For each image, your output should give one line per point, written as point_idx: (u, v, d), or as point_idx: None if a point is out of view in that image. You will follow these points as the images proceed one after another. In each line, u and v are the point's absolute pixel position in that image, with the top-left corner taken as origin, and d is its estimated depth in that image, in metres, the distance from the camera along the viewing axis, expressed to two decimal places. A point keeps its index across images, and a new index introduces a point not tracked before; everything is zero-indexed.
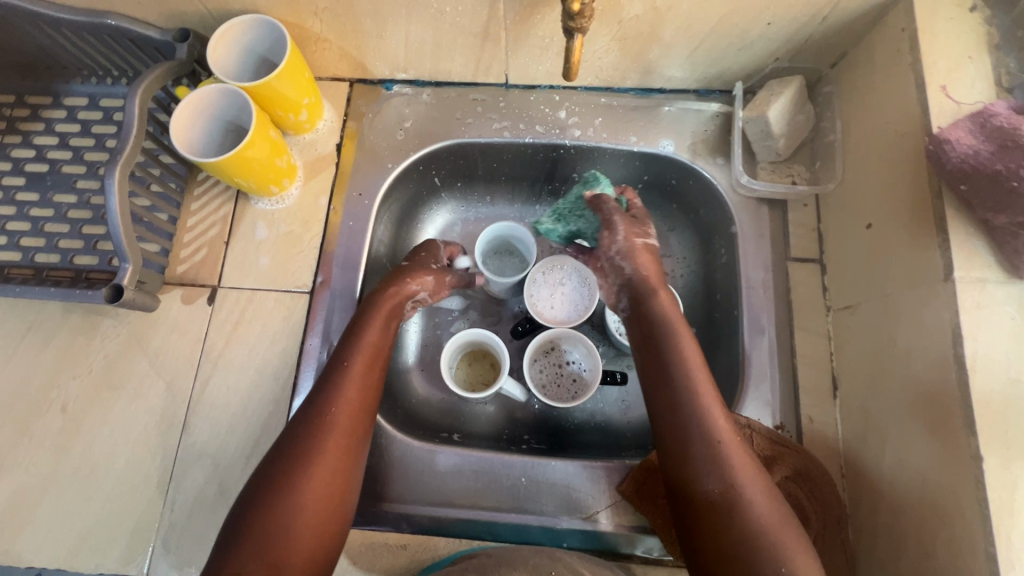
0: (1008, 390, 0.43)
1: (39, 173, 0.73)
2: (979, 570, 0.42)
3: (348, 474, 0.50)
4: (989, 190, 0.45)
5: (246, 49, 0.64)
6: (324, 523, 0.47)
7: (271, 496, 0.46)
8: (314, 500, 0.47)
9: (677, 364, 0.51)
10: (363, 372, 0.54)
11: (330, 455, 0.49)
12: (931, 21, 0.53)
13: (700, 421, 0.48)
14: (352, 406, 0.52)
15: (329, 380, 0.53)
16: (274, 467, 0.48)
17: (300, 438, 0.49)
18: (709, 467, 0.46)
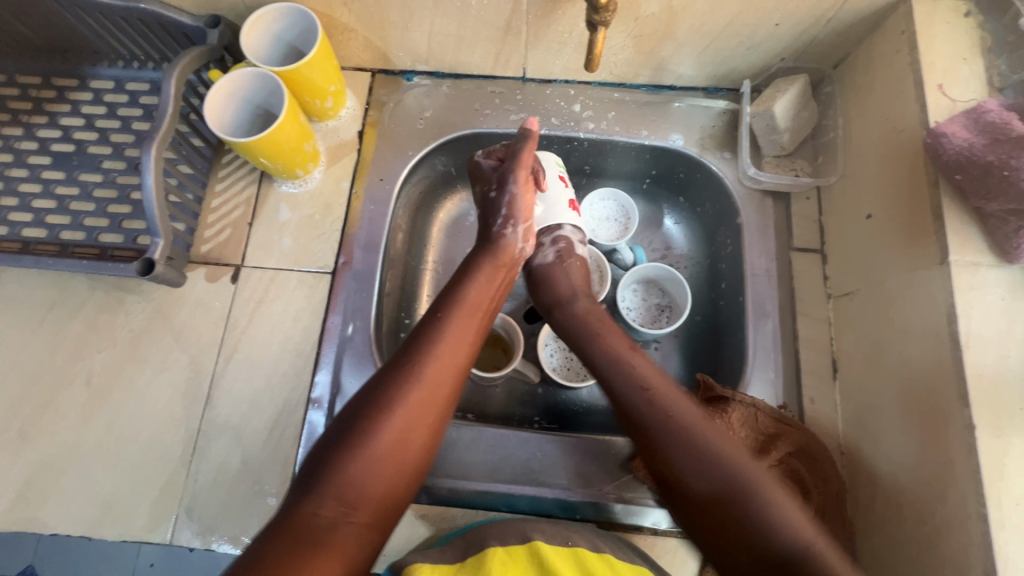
0: (998, 364, 0.47)
1: (65, 153, 0.74)
2: (971, 531, 0.45)
3: (434, 428, 0.52)
4: (981, 179, 0.49)
5: (276, 37, 0.67)
6: (402, 469, 0.50)
7: (361, 433, 0.48)
8: (394, 444, 0.49)
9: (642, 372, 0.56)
10: (462, 335, 0.55)
11: (418, 407, 0.51)
12: (929, 25, 0.56)
13: (672, 413, 0.53)
14: (452, 366, 0.53)
15: (428, 334, 0.54)
16: (368, 405, 0.50)
17: (395, 383, 0.51)
18: (687, 460, 0.51)
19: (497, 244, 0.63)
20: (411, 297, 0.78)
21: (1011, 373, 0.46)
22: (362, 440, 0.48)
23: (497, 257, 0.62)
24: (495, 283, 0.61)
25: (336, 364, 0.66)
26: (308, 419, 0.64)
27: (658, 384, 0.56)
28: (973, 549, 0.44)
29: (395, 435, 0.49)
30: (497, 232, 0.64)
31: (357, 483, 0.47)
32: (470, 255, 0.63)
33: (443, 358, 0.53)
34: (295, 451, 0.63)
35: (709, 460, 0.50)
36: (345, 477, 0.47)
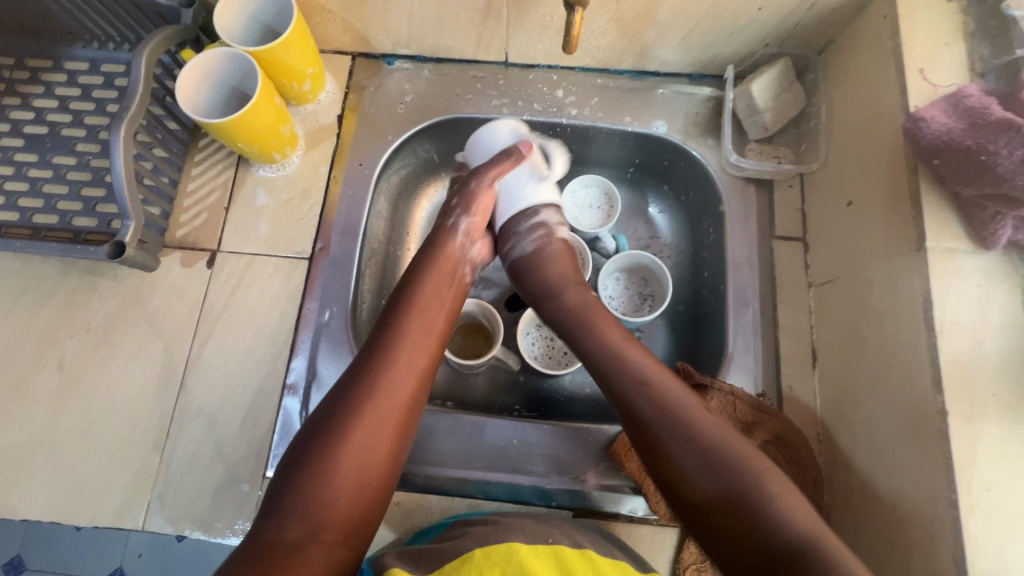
0: (971, 351, 0.46)
1: (38, 136, 0.73)
2: (943, 517, 0.44)
3: (399, 435, 0.51)
4: (959, 164, 0.48)
5: (251, 17, 0.65)
6: (367, 478, 0.48)
7: (323, 448, 0.48)
8: (354, 458, 0.48)
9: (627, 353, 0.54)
10: (418, 337, 0.55)
11: (382, 416, 0.50)
12: (911, 9, 0.56)
13: (667, 411, 0.50)
14: (413, 371, 0.53)
15: (385, 341, 0.54)
16: (327, 416, 0.50)
17: (352, 395, 0.50)
18: (684, 446, 0.48)
19: (441, 247, 0.62)
20: (392, 284, 0.77)
21: (984, 359, 0.46)
22: (322, 453, 0.48)
23: (449, 262, 0.62)
24: (452, 286, 0.61)
25: (313, 350, 0.65)
26: (284, 406, 0.63)
27: (642, 369, 0.53)
28: (943, 536, 0.44)
29: (357, 447, 0.48)
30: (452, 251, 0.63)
31: (321, 500, 0.46)
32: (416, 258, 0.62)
33: (403, 366, 0.53)
34: (270, 437, 0.62)
35: (692, 448, 0.47)
36: (310, 493, 0.46)
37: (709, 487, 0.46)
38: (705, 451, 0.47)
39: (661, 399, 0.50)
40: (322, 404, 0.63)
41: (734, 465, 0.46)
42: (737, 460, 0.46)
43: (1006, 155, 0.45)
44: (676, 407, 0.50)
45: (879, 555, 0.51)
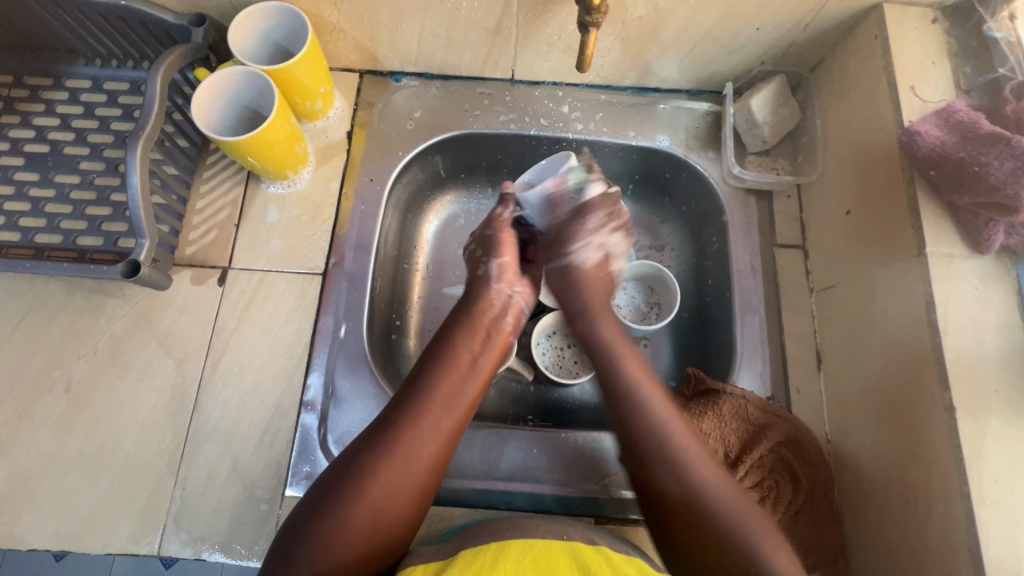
0: (972, 349, 0.49)
1: (40, 154, 0.72)
2: (954, 508, 0.47)
3: (423, 488, 0.51)
4: (953, 174, 0.51)
5: (263, 36, 0.66)
6: (375, 532, 0.48)
7: (339, 501, 0.48)
8: (378, 505, 0.48)
9: (630, 386, 0.57)
10: (451, 390, 0.55)
11: (406, 467, 0.50)
12: (900, 30, 0.59)
13: (672, 457, 0.52)
14: (437, 432, 0.53)
15: (419, 389, 0.55)
16: (345, 471, 0.50)
17: (372, 451, 0.50)
18: (669, 473, 0.52)
19: (476, 301, 0.64)
20: (402, 299, 0.78)
21: (985, 356, 0.49)
22: (339, 505, 0.48)
23: (488, 313, 0.63)
24: (489, 342, 0.61)
25: (330, 366, 0.65)
26: (301, 423, 0.63)
27: (648, 415, 0.55)
28: (956, 528, 0.46)
29: (380, 498, 0.49)
30: (483, 281, 0.66)
31: (337, 547, 0.47)
32: (451, 317, 0.63)
33: (429, 425, 0.52)
34: (288, 454, 0.62)
35: (673, 473, 0.51)
36: (324, 544, 0.46)
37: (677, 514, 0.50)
38: (689, 485, 0.51)
39: (660, 434, 0.54)
40: (340, 420, 0.63)
41: (710, 499, 0.50)
42: (728, 516, 0.49)
43: (997, 166, 0.48)
44: (682, 464, 0.52)
45: (894, 550, 0.53)
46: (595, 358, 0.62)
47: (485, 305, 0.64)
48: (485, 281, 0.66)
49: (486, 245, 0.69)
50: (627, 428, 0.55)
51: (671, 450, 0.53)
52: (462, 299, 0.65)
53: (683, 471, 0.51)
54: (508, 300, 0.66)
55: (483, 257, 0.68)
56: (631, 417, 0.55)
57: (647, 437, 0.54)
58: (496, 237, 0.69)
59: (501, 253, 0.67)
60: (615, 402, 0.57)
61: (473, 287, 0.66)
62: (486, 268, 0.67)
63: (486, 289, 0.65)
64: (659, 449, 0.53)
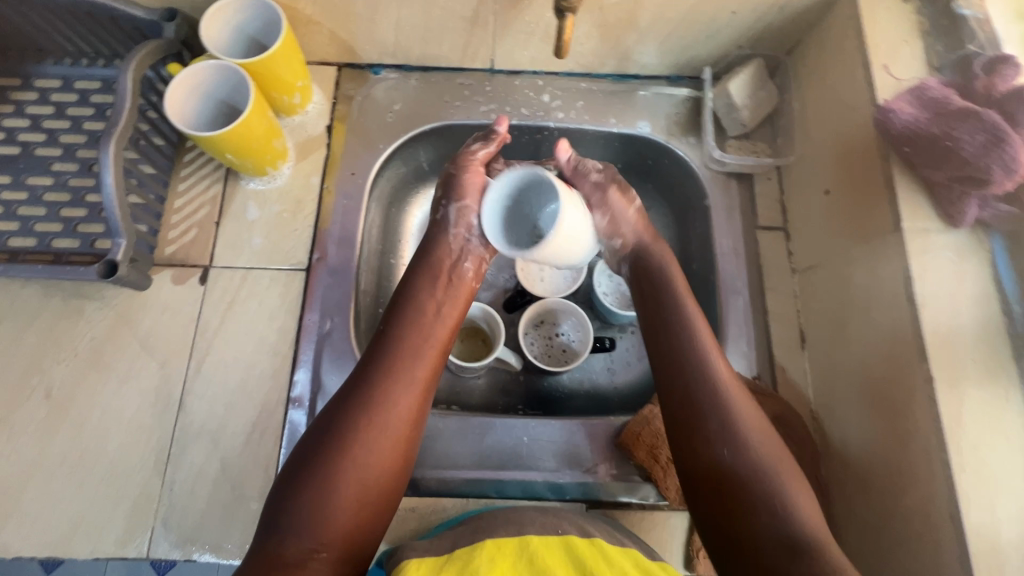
0: (949, 320, 0.50)
1: (11, 156, 0.70)
2: (936, 475, 0.48)
3: (400, 447, 0.51)
4: (927, 149, 0.52)
5: (238, 30, 0.65)
6: (365, 492, 0.48)
7: (319, 471, 0.47)
8: (360, 471, 0.48)
9: (693, 341, 0.54)
10: (417, 345, 0.55)
11: (381, 428, 0.50)
12: (872, 10, 0.60)
13: (729, 424, 0.49)
14: (411, 383, 0.53)
15: (384, 346, 0.54)
16: (321, 439, 0.49)
17: (346, 413, 0.50)
18: (722, 436, 0.49)
19: (433, 252, 0.61)
20: (388, 294, 0.78)
21: (962, 327, 0.50)
22: (318, 474, 0.47)
23: (448, 262, 0.61)
24: (450, 292, 0.60)
25: (316, 361, 0.64)
26: (289, 420, 0.62)
27: (707, 378, 0.51)
28: (938, 494, 0.47)
29: (357, 463, 0.48)
30: (442, 223, 0.63)
31: (326, 520, 0.46)
32: (409, 271, 0.61)
33: (400, 378, 0.53)
34: (277, 451, 0.61)
35: (727, 435, 0.49)
36: (309, 515, 0.46)
37: (726, 491, 0.47)
38: (750, 461, 0.48)
39: (719, 400, 0.50)
40: None
41: (763, 470, 0.47)
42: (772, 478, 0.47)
43: (969, 140, 0.50)
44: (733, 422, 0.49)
45: (882, 521, 0.54)
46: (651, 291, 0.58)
47: (443, 253, 0.61)
48: (443, 228, 0.63)
49: (445, 186, 0.64)
50: (685, 388, 0.52)
51: (725, 412, 0.50)
52: (416, 253, 0.63)
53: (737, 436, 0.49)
54: (467, 246, 0.62)
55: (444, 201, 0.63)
56: (696, 381, 0.51)
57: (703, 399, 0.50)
58: (461, 176, 0.63)
59: (462, 195, 0.63)
60: (681, 367, 0.53)
61: (430, 235, 0.63)
62: (446, 213, 0.63)
63: (442, 238, 0.62)
64: (714, 412, 0.50)
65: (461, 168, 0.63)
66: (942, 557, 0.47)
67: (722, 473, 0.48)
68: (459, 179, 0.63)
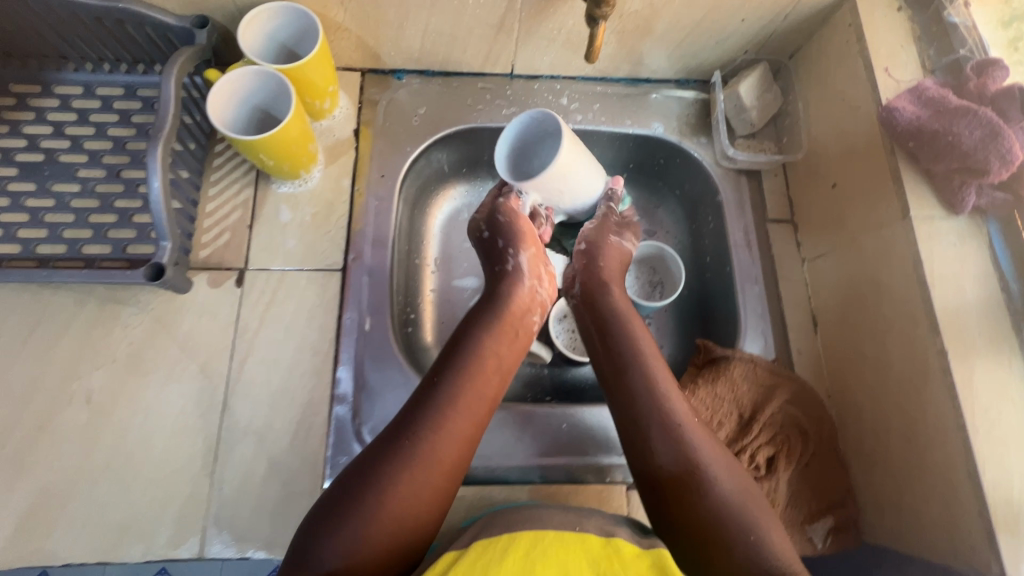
0: (956, 298, 0.55)
1: (35, 163, 0.70)
2: (952, 440, 0.52)
3: (445, 486, 0.51)
4: (930, 143, 0.57)
5: (270, 37, 0.67)
6: (395, 538, 0.48)
7: (364, 502, 0.48)
8: (405, 505, 0.49)
9: (636, 354, 0.60)
10: (477, 393, 0.56)
11: (429, 463, 0.51)
12: (871, 18, 0.65)
13: (670, 426, 0.55)
14: (457, 438, 0.53)
15: (444, 386, 0.55)
16: (369, 468, 0.50)
17: (391, 455, 0.51)
18: (665, 437, 0.54)
19: (507, 294, 0.64)
20: (415, 293, 0.80)
21: (968, 304, 0.55)
22: (361, 503, 0.48)
23: (517, 311, 0.63)
24: (513, 342, 0.62)
25: (357, 359, 0.66)
26: (334, 416, 0.64)
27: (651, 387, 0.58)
28: (955, 456, 0.52)
29: (403, 501, 0.49)
30: (507, 270, 0.67)
31: (363, 554, 0.46)
32: (473, 311, 0.63)
33: (448, 431, 0.53)
34: (324, 447, 0.62)
35: (671, 436, 0.54)
36: (347, 547, 0.46)
37: (673, 484, 0.52)
38: (682, 445, 0.54)
39: (661, 407, 0.56)
40: (373, 411, 0.64)
41: (707, 469, 0.53)
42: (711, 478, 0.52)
43: (968, 134, 0.55)
44: (675, 424, 0.55)
45: (901, 486, 0.58)
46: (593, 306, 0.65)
47: (512, 303, 0.64)
48: (515, 277, 0.66)
49: (506, 236, 0.67)
50: (629, 396, 0.58)
51: (667, 417, 0.56)
52: (485, 294, 0.65)
53: (678, 437, 0.54)
54: (536, 297, 0.66)
55: (512, 250, 0.67)
56: (641, 389, 0.57)
57: (647, 404, 0.56)
58: (515, 227, 0.67)
59: (522, 248, 0.67)
60: (625, 375, 0.59)
61: (497, 284, 0.66)
62: (515, 262, 0.67)
63: (517, 284, 0.65)
64: (655, 415, 0.56)
65: (513, 219, 0.68)
66: (961, 512, 0.51)
67: (661, 460, 0.53)
68: (515, 229, 0.67)
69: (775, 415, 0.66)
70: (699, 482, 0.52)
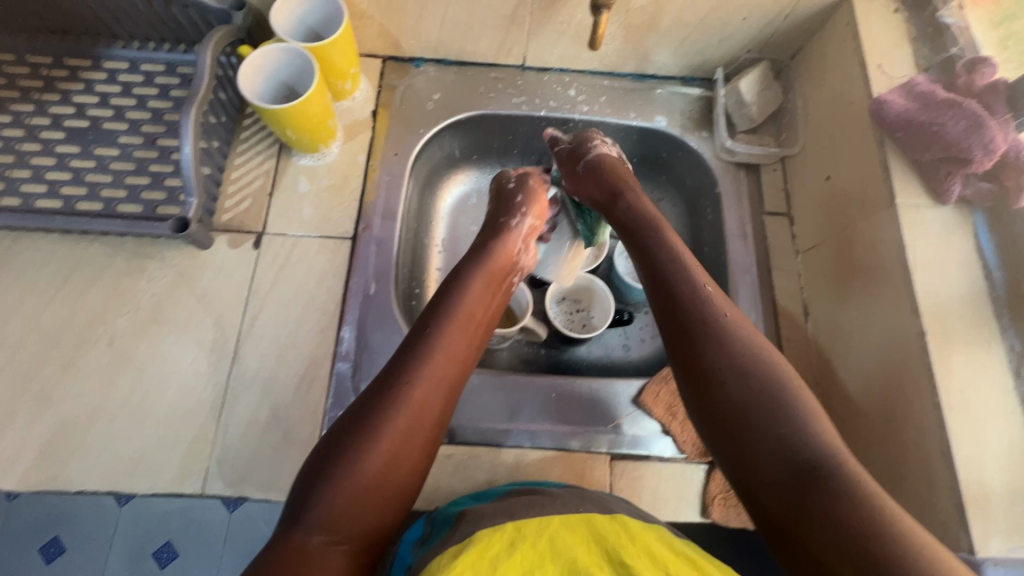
0: (936, 282, 0.57)
1: (80, 129, 0.76)
2: (928, 417, 0.54)
3: (431, 430, 0.54)
4: (916, 134, 0.60)
5: (299, 21, 0.72)
6: (385, 485, 0.50)
7: (357, 446, 0.50)
8: (398, 445, 0.51)
9: (683, 267, 0.58)
10: (463, 342, 0.59)
11: (426, 405, 0.54)
12: (867, 18, 0.68)
13: (718, 335, 0.53)
14: (442, 385, 0.55)
15: (432, 333, 0.57)
16: (362, 410, 0.52)
17: (377, 406, 0.52)
18: (712, 347, 0.53)
19: (494, 249, 0.67)
20: (421, 268, 0.83)
21: (949, 289, 0.57)
22: (358, 445, 0.50)
23: (505, 266, 0.67)
24: (497, 293, 0.65)
25: (360, 320, 0.70)
26: (335, 372, 0.67)
27: (693, 292, 0.56)
28: (930, 434, 0.53)
29: (391, 444, 0.51)
30: (508, 226, 0.69)
31: (353, 494, 0.49)
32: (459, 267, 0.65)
33: (428, 376, 0.55)
34: (324, 401, 0.66)
35: (718, 342, 0.53)
36: (343, 484, 0.48)
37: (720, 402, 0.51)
38: (732, 358, 0.52)
39: (703, 316, 0.54)
40: (372, 369, 0.67)
41: (756, 373, 0.51)
42: (764, 389, 0.50)
43: (953, 125, 0.58)
44: (724, 340, 0.53)
45: (881, 469, 0.59)
46: (620, 223, 0.65)
47: (500, 254, 0.67)
48: (513, 234, 0.69)
49: (527, 195, 0.72)
50: (670, 300, 0.56)
51: (711, 329, 0.54)
52: (478, 244, 0.68)
53: (727, 348, 0.52)
54: (520, 262, 0.69)
55: (515, 214, 0.70)
56: (680, 296, 0.56)
57: (690, 316, 0.55)
58: (527, 189, 0.73)
59: (527, 208, 0.71)
60: (664, 284, 0.57)
61: (494, 235, 0.69)
62: (518, 222, 0.70)
63: (508, 239, 0.68)
64: (700, 327, 0.54)
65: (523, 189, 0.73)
66: (934, 487, 0.52)
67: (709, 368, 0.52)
68: (529, 197, 0.72)
69: None
70: (752, 383, 0.50)
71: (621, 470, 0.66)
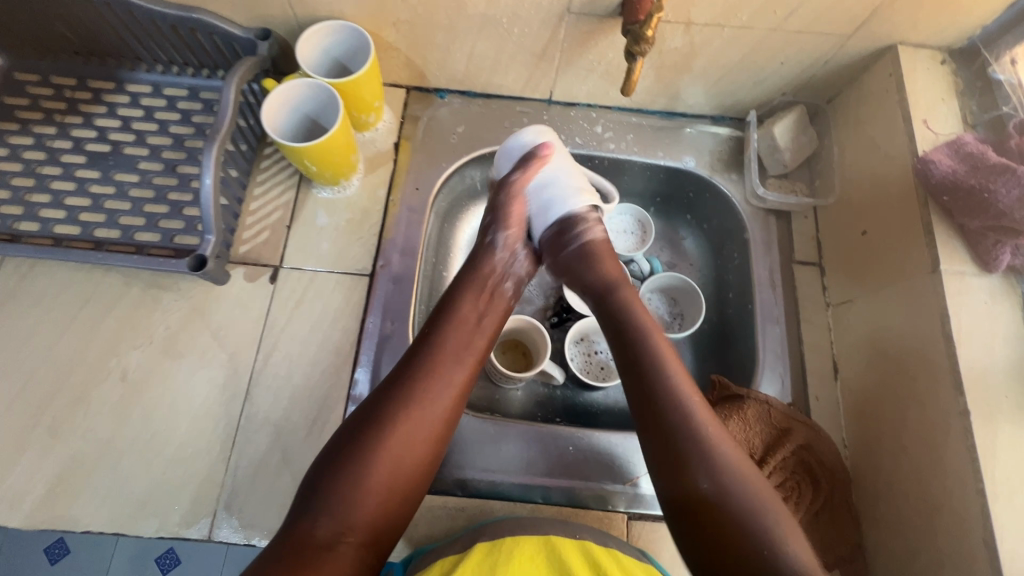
0: (981, 356, 0.54)
1: (101, 153, 0.75)
2: (969, 501, 0.51)
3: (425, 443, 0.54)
4: (964, 199, 0.57)
5: (324, 52, 0.71)
6: (389, 489, 0.51)
7: (354, 460, 0.50)
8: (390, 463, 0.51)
9: (658, 362, 0.56)
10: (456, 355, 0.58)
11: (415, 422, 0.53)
12: (913, 70, 0.66)
13: (695, 436, 0.52)
14: (433, 398, 0.55)
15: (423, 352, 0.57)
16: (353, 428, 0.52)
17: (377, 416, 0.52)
18: (692, 452, 0.51)
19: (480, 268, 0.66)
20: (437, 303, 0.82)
21: (995, 365, 0.54)
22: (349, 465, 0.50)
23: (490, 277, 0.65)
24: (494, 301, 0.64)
25: (376, 362, 0.68)
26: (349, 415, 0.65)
27: (667, 385, 0.55)
28: (973, 521, 0.51)
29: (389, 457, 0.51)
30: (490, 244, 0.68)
31: (352, 509, 0.49)
32: (451, 288, 0.64)
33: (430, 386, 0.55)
34: None
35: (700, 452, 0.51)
36: (338, 506, 0.49)
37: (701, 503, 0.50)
38: (716, 469, 0.50)
39: (681, 416, 0.53)
40: None
41: (734, 485, 0.50)
42: (747, 497, 0.49)
43: (1005, 193, 0.54)
44: (709, 449, 0.51)
45: (913, 546, 0.57)
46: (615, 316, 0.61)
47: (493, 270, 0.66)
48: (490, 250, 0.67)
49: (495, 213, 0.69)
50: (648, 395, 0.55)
51: (694, 433, 0.52)
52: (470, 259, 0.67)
53: (713, 460, 0.51)
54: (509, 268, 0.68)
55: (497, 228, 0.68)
56: (660, 394, 0.54)
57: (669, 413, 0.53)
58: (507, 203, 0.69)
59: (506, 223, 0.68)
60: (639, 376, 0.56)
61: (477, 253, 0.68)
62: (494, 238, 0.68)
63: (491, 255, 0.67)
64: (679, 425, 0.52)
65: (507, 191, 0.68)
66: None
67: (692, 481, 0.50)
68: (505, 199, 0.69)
69: (787, 460, 0.65)
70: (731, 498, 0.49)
71: (639, 530, 0.64)
